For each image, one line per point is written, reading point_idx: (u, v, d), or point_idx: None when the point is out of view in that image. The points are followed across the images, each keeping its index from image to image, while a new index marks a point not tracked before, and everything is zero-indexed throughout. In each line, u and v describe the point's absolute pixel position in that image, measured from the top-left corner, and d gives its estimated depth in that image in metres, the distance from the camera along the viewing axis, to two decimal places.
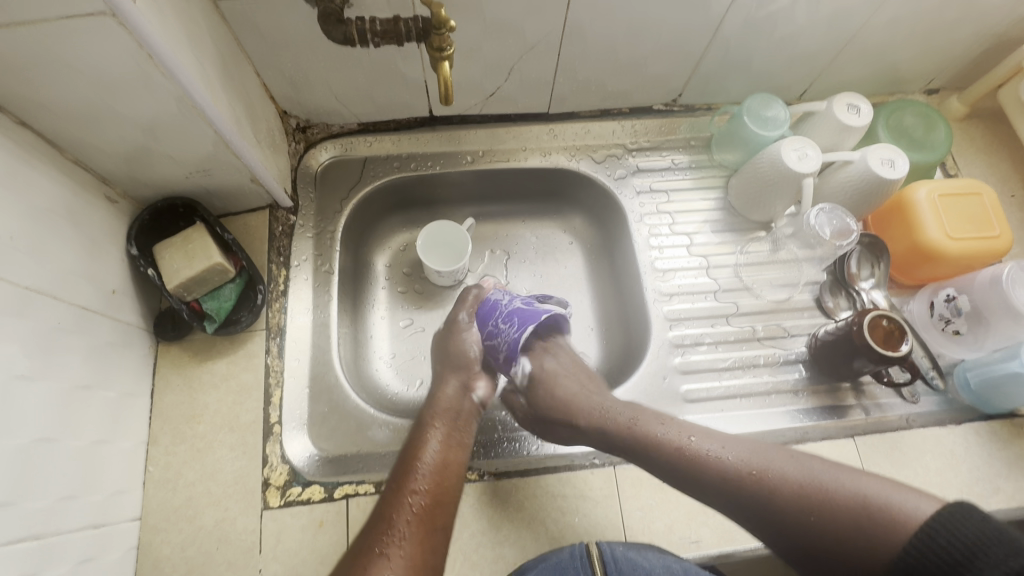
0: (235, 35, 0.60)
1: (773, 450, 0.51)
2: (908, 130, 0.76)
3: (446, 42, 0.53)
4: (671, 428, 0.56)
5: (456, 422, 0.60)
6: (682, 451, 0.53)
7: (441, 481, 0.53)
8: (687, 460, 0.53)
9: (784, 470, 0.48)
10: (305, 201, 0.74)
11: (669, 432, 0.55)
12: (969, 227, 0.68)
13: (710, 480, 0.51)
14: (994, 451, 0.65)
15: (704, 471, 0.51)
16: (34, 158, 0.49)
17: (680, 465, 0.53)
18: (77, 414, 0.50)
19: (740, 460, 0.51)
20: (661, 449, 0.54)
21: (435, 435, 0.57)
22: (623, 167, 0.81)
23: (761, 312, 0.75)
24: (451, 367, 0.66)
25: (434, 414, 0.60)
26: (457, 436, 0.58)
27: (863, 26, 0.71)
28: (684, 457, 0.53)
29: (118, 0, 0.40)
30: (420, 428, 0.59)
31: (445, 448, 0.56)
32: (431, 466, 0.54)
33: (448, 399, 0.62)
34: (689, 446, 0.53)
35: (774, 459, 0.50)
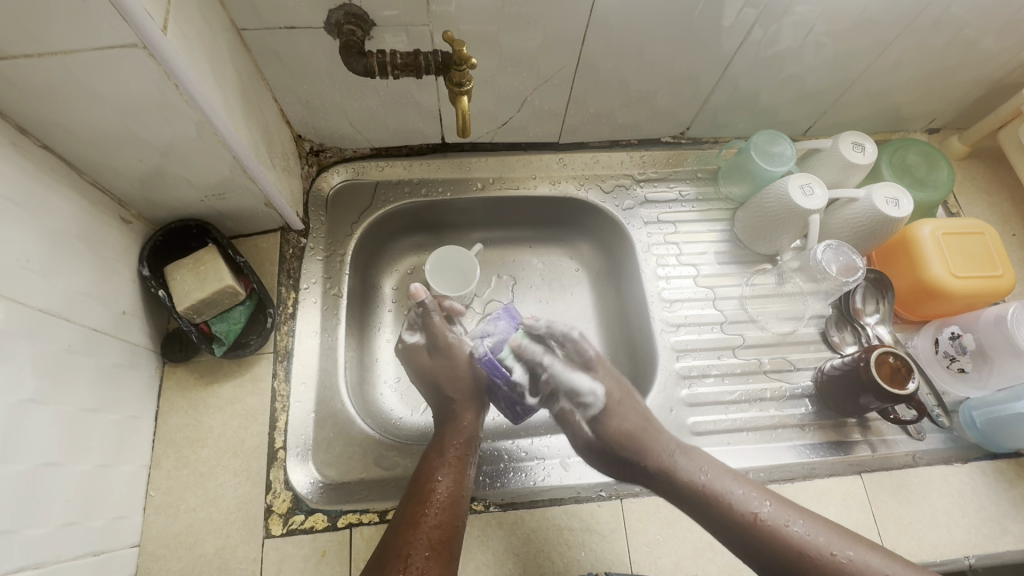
0: (256, 62, 0.61)
1: (834, 534, 0.53)
2: (911, 168, 0.78)
3: (465, 77, 0.54)
4: (725, 480, 0.57)
5: (468, 457, 0.60)
6: (752, 521, 0.54)
7: (455, 513, 0.54)
8: (754, 530, 0.54)
9: (842, 549, 0.52)
10: (316, 224, 0.74)
11: (731, 488, 0.57)
12: (973, 266, 0.69)
13: (767, 546, 0.53)
14: (1001, 492, 0.65)
15: (770, 541, 0.53)
16: (53, 180, 0.49)
17: (743, 530, 0.54)
18: (81, 437, 0.49)
19: (798, 528, 0.53)
20: (728, 513, 0.55)
21: (443, 465, 0.58)
22: (631, 198, 0.82)
23: (767, 345, 0.75)
24: (455, 386, 0.67)
25: (445, 445, 0.60)
26: (466, 467, 0.59)
27: (866, 67, 0.73)
28: (752, 527, 0.54)
29: (149, 32, 0.41)
30: (430, 460, 0.58)
31: (457, 479, 0.57)
32: (443, 500, 0.54)
33: (461, 431, 0.62)
34: (760, 516, 0.54)
35: (830, 538, 0.52)
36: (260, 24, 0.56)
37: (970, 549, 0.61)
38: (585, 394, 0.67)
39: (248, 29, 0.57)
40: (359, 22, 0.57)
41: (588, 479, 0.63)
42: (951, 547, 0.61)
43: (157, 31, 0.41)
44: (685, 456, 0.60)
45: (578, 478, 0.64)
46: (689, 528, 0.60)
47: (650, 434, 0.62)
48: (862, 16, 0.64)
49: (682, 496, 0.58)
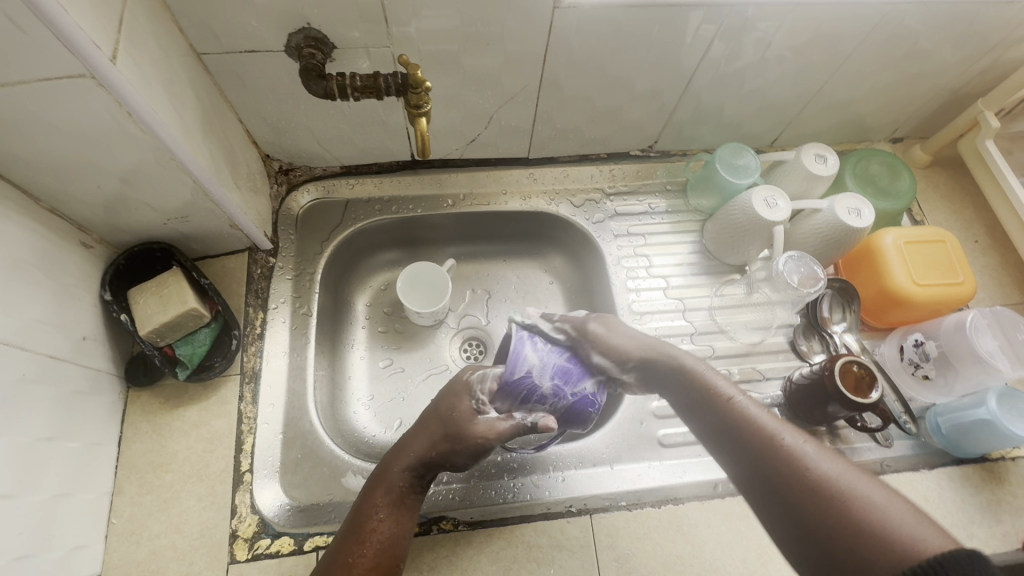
0: (218, 84, 0.61)
1: (829, 450, 0.45)
2: (874, 177, 0.79)
3: (423, 99, 0.55)
4: (754, 407, 0.51)
5: (412, 493, 0.54)
6: (727, 403, 0.52)
7: (392, 558, 0.50)
8: (730, 411, 0.51)
9: (817, 460, 0.44)
10: (285, 243, 0.74)
11: (745, 401, 0.51)
12: (935, 274, 0.70)
13: (748, 438, 0.48)
14: (967, 497, 0.65)
15: (748, 438, 0.48)
16: (9, 209, 0.49)
17: (726, 417, 0.51)
18: (38, 467, 0.49)
19: (788, 439, 0.46)
20: (715, 398, 0.53)
21: (386, 503, 0.52)
22: (602, 211, 0.83)
23: (736, 355, 0.76)
24: (442, 426, 0.56)
25: (385, 477, 0.54)
26: (406, 506, 0.53)
27: (826, 80, 0.74)
28: (728, 406, 0.51)
29: (97, 63, 0.41)
30: (371, 493, 0.53)
31: (396, 520, 0.51)
32: (377, 544, 0.49)
33: (405, 457, 0.55)
34: (735, 400, 0.52)
35: (811, 447, 0.45)
36: (221, 48, 0.57)
37: None
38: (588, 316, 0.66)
39: (209, 53, 0.57)
40: (320, 46, 0.58)
41: (558, 494, 0.63)
42: None
43: (105, 62, 0.42)
44: (718, 375, 0.55)
45: (548, 494, 0.63)
46: (658, 541, 0.60)
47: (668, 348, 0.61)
48: (818, 31, 0.65)
49: (680, 381, 0.57)
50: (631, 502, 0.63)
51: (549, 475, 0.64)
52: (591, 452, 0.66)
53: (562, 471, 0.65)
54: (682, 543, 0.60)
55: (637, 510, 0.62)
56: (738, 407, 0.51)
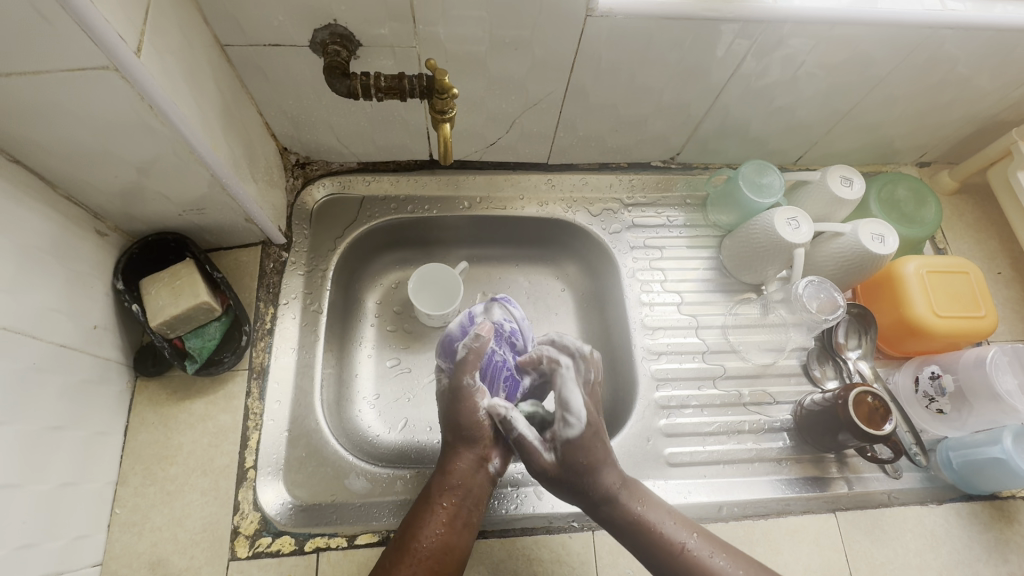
0: (240, 76, 0.60)
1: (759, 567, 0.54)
2: (899, 203, 0.78)
3: (448, 105, 0.54)
4: (653, 503, 0.57)
5: (466, 505, 0.56)
6: (653, 528, 0.55)
7: (439, 568, 0.51)
8: (687, 566, 0.53)
9: (733, 573, 0.53)
10: (299, 238, 0.73)
11: (648, 504, 0.57)
12: (955, 306, 0.69)
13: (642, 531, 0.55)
14: (975, 535, 0.64)
15: (666, 548, 0.54)
16: (25, 195, 0.48)
17: (648, 543, 0.55)
18: (44, 456, 0.49)
19: (704, 553, 0.54)
20: (639, 520, 0.56)
21: (438, 514, 0.54)
22: (618, 222, 0.82)
23: (748, 376, 0.75)
24: (464, 436, 0.60)
25: (443, 484, 0.57)
26: (464, 516, 0.55)
27: (858, 101, 0.72)
28: (683, 560, 0.54)
29: (121, 55, 0.40)
30: (426, 500, 0.56)
31: (447, 530, 0.54)
32: (428, 548, 0.52)
33: (461, 472, 0.58)
34: (688, 547, 0.54)
35: (731, 562, 0.54)
36: (245, 41, 0.56)
37: None
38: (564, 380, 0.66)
39: (233, 45, 0.56)
40: (345, 43, 0.57)
41: (561, 508, 0.62)
42: None
43: (130, 54, 0.41)
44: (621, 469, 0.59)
45: (551, 507, 0.62)
46: None
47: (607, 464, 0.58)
48: (853, 52, 0.64)
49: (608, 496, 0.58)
50: None
51: None
52: None
53: None
54: None
55: None
56: (638, 506, 0.57)
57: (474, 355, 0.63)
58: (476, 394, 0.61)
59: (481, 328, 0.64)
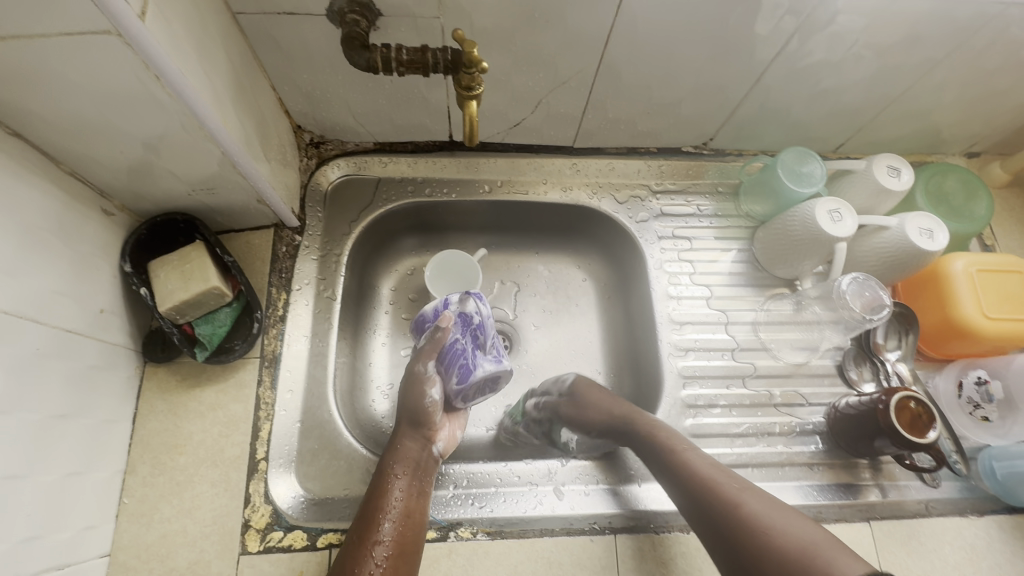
0: (252, 47, 0.57)
1: (784, 506, 0.46)
2: (947, 195, 0.73)
3: (475, 80, 0.50)
4: (697, 457, 0.54)
5: (421, 473, 0.55)
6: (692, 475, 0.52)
7: (409, 534, 0.51)
8: (703, 489, 0.50)
9: (773, 517, 0.45)
10: (312, 221, 0.70)
11: (695, 458, 0.53)
12: (1007, 307, 0.65)
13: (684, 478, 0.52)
14: (1017, 549, 0.61)
15: (706, 492, 0.50)
16: (26, 171, 0.46)
17: (691, 487, 0.51)
18: (49, 445, 0.47)
19: (747, 500, 0.47)
20: (680, 469, 0.53)
21: (400, 482, 0.54)
22: (646, 210, 0.78)
23: (779, 376, 0.71)
24: (411, 416, 0.57)
25: (394, 459, 0.55)
26: (420, 484, 0.55)
27: (911, 85, 0.67)
28: (698, 484, 0.51)
29: (125, 19, 0.37)
30: (382, 470, 0.54)
31: (410, 497, 0.53)
32: (396, 515, 0.51)
33: (410, 450, 0.56)
34: (708, 474, 0.51)
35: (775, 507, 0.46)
36: (258, 8, 0.52)
37: None
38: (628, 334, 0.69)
39: (245, 13, 0.52)
40: (365, 12, 0.53)
41: (581, 509, 0.60)
42: None
43: (135, 18, 0.38)
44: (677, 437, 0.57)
45: (571, 508, 0.60)
46: (684, 569, 0.57)
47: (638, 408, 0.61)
48: (913, 29, 0.58)
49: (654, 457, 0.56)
50: (660, 525, 0.59)
51: (574, 487, 0.62)
52: (619, 467, 0.64)
53: (587, 485, 0.63)
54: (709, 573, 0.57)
55: (664, 534, 0.58)
56: (680, 455, 0.54)
57: (434, 343, 0.57)
58: (427, 381, 0.57)
59: (443, 318, 0.57)
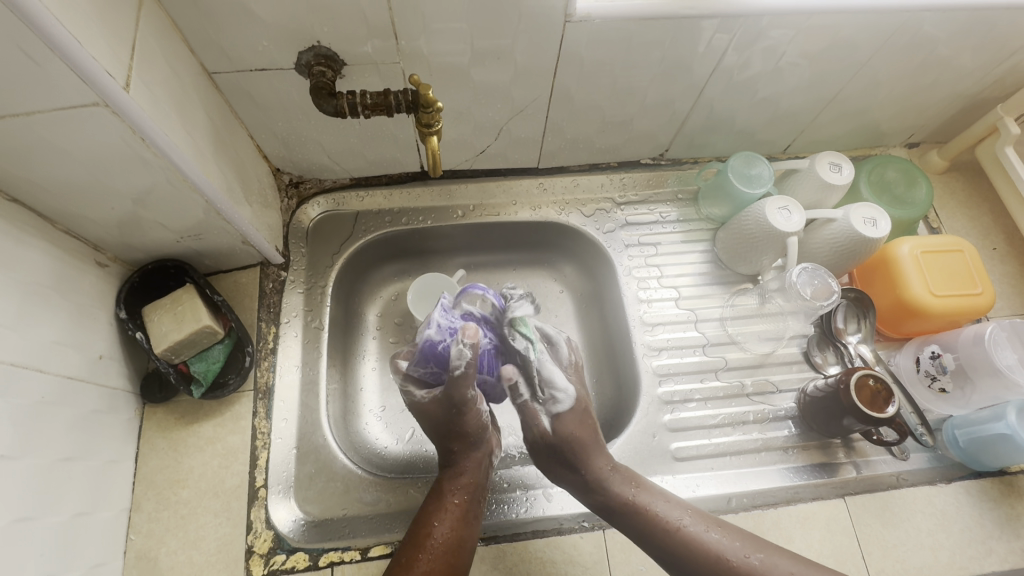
0: (228, 101, 0.61)
1: (732, 531, 0.55)
2: (889, 184, 0.79)
3: (434, 118, 0.55)
4: (668, 507, 0.57)
5: (474, 502, 0.58)
6: (676, 532, 0.55)
7: (453, 562, 0.53)
8: (664, 535, 0.55)
9: (768, 569, 0.52)
10: (296, 256, 0.74)
11: (662, 508, 0.56)
12: (952, 284, 0.69)
13: (653, 533, 0.55)
14: (986, 511, 0.65)
15: (695, 558, 0.53)
16: (25, 232, 0.49)
17: (672, 552, 0.54)
18: (57, 488, 0.49)
19: (730, 552, 0.53)
20: (654, 525, 0.55)
21: (448, 513, 0.56)
22: (612, 221, 0.82)
23: (749, 366, 0.75)
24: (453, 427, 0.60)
25: (451, 484, 0.58)
26: (473, 512, 0.57)
27: (842, 87, 0.73)
28: (659, 530, 0.55)
29: (111, 92, 0.41)
30: (437, 497, 0.57)
31: (458, 525, 0.55)
32: (442, 544, 0.53)
33: (468, 472, 0.59)
34: (665, 518, 0.56)
35: (764, 556, 0.53)
36: (231, 67, 0.57)
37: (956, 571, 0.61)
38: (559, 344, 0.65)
39: (220, 72, 0.57)
40: (330, 62, 0.58)
41: (571, 509, 0.63)
42: (935, 571, 0.61)
43: (119, 90, 0.42)
44: (627, 482, 0.59)
45: (562, 508, 0.63)
46: None
47: (592, 440, 0.60)
48: (833, 39, 0.64)
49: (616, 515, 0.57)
50: None
51: (562, 489, 0.65)
52: None
53: None
54: None
55: None
56: (646, 509, 0.57)
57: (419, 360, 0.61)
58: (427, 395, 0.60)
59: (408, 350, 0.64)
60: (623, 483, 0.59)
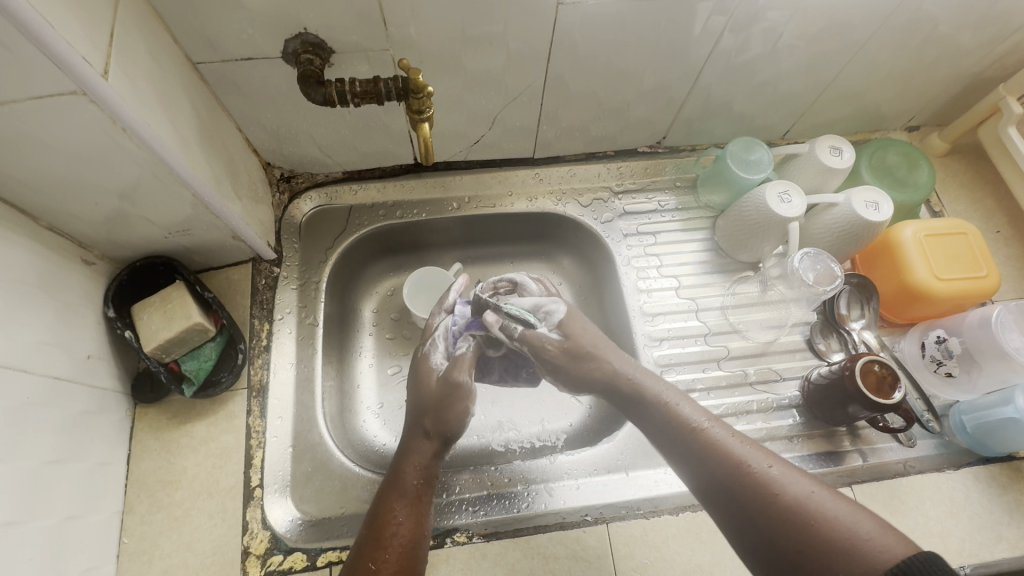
0: (214, 92, 0.60)
1: (780, 458, 0.49)
2: (891, 168, 0.77)
3: (425, 104, 0.54)
4: (689, 410, 0.54)
5: (428, 489, 0.56)
6: (695, 432, 0.52)
7: (413, 554, 0.50)
8: (704, 446, 0.51)
9: (786, 482, 0.46)
10: (289, 252, 0.73)
11: (689, 412, 0.54)
12: (956, 267, 0.68)
13: (676, 429, 0.53)
14: (994, 497, 0.64)
15: (713, 457, 0.50)
16: (6, 229, 0.48)
17: (690, 446, 0.52)
18: (46, 491, 0.48)
19: (752, 459, 0.48)
20: (678, 423, 0.54)
21: (406, 503, 0.54)
22: (610, 210, 0.81)
23: (751, 355, 0.74)
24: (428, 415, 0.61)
25: (405, 474, 0.56)
26: (428, 502, 0.55)
27: (841, 69, 0.71)
28: (700, 442, 0.51)
29: (87, 79, 0.40)
30: (390, 488, 0.55)
31: (416, 515, 0.53)
32: (402, 538, 0.51)
33: (422, 461, 0.58)
34: (707, 431, 0.52)
35: (784, 469, 0.47)
36: (216, 57, 0.55)
37: (966, 558, 0.60)
38: (546, 305, 0.67)
39: (205, 62, 0.56)
40: (318, 51, 0.56)
41: (573, 503, 0.62)
42: (945, 558, 0.60)
43: (96, 76, 0.40)
44: (656, 381, 0.58)
45: (564, 502, 0.62)
46: (677, 549, 0.58)
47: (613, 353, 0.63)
48: (832, 19, 0.63)
49: (645, 408, 0.57)
50: (648, 510, 0.61)
51: (564, 483, 0.63)
52: (606, 459, 0.65)
53: (577, 479, 0.63)
54: (702, 551, 0.58)
55: (654, 518, 0.60)
56: (675, 406, 0.55)
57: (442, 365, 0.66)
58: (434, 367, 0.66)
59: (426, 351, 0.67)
60: (661, 384, 0.58)
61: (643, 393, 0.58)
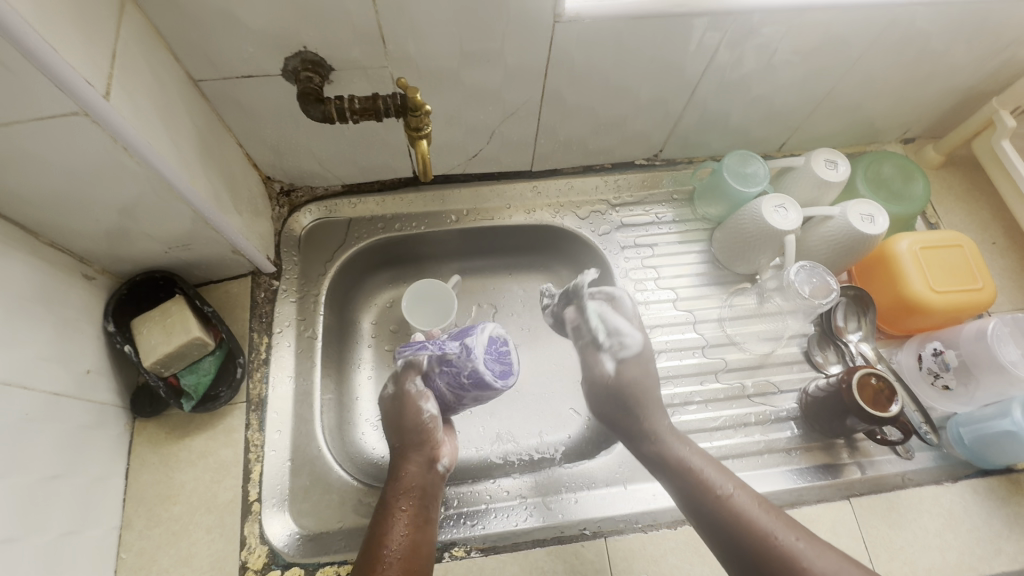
0: (215, 109, 0.60)
1: (806, 531, 0.53)
2: (886, 180, 0.78)
3: (423, 121, 0.55)
4: (716, 474, 0.58)
5: (421, 503, 0.58)
6: (722, 499, 0.55)
7: (414, 564, 0.52)
8: (729, 513, 0.54)
9: (811, 556, 0.50)
10: (288, 265, 0.73)
11: (716, 477, 0.57)
12: (952, 279, 0.69)
13: (700, 493, 0.57)
14: (994, 510, 0.63)
15: (737, 528, 0.53)
16: (7, 246, 0.48)
17: (717, 511, 0.55)
18: (43, 507, 0.48)
19: (777, 532, 0.52)
20: (705, 488, 0.57)
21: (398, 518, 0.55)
22: (608, 223, 0.82)
23: (749, 367, 0.74)
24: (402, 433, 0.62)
25: (399, 490, 0.58)
26: (424, 514, 0.57)
27: (836, 83, 0.72)
28: (725, 507, 0.55)
29: (89, 100, 0.41)
30: (384, 508, 0.56)
31: (412, 530, 0.55)
32: (399, 552, 0.53)
33: (412, 475, 0.59)
34: (731, 498, 0.55)
35: (808, 543, 0.52)
36: (216, 74, 0.56)
37: (965, 572, 0.60)
38: (615, 342, 0.66)
39: (206, 79, 0.56)
40: (317, 68, 0.57)
41: (572, 516, 0.62)
42: (944, 572, 0.60)
43: (98, 98, 0.41)
44: (683, 445, 0.61)
45: (562, 516, 0.62)
46: (676, 564, 0.58)
47: (654, 407, 0.65)
48: (825, 36, 0.64)
49: (669, 470, 0.60)
50: (646, 524, 0.61)
51: (562, 497, 0.64)
52: (604, 472, 0.65)
53: (575, 492, 0.64)
54: (701, 566, 0.58)
55: (653, 532, 0.60)
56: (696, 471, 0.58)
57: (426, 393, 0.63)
58: (420, 396, 0.63)
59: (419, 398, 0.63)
60: (688, 449, 0.61)
61: (669, 453, 0.61)
